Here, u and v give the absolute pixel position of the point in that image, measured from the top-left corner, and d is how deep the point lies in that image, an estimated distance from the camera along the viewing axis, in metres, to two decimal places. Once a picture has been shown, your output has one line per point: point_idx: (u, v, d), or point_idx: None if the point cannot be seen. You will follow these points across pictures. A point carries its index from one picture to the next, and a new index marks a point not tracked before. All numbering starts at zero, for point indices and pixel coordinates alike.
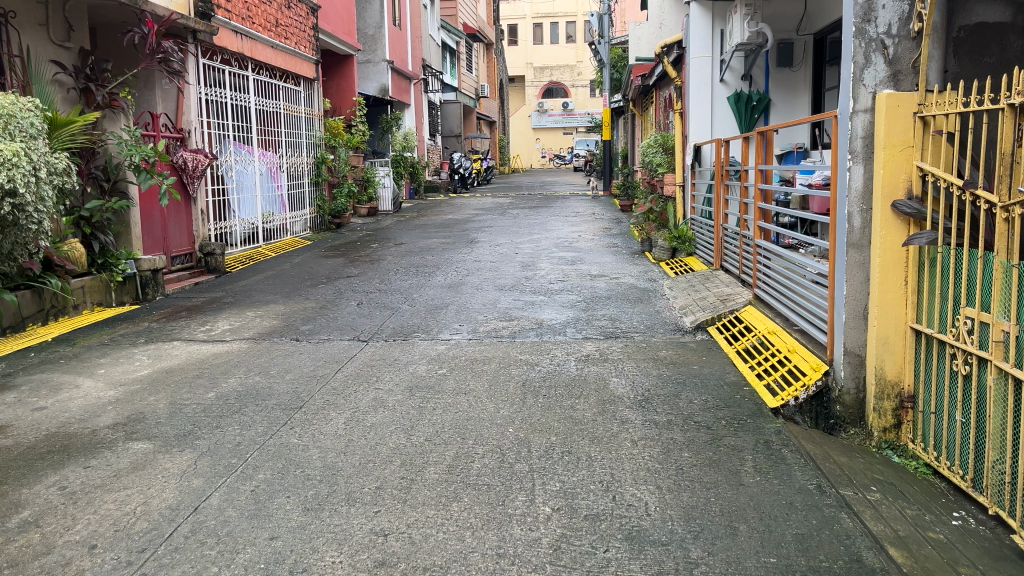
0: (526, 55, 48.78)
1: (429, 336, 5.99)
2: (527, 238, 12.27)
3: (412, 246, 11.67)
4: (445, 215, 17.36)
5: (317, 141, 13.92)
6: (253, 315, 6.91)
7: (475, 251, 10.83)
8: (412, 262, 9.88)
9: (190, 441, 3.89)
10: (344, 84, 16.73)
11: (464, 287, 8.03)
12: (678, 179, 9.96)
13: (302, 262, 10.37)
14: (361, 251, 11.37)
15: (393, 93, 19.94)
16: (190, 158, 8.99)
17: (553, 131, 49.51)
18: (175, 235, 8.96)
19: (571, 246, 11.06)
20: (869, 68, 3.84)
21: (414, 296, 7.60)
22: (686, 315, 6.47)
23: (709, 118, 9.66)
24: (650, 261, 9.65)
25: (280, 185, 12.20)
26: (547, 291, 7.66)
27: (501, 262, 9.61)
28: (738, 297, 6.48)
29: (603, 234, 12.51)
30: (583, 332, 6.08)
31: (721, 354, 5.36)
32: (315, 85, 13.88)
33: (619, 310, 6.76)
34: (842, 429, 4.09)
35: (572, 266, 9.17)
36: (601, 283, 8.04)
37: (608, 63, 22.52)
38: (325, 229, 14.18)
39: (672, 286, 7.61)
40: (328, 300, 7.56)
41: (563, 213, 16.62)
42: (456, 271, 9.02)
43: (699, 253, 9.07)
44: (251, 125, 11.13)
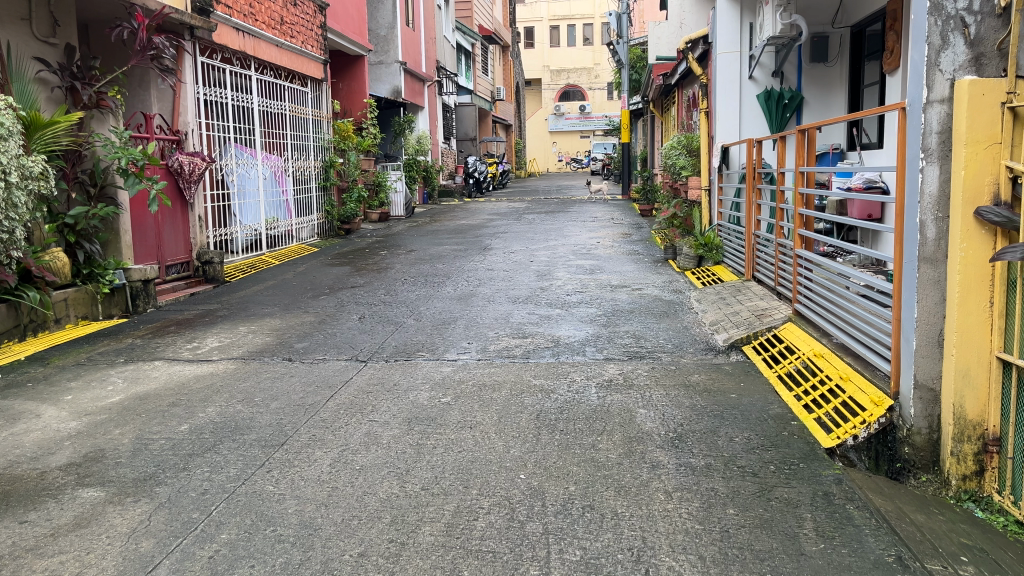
0: (543, 58, 48.25)
1: (434, 356, 5.42)
2: (543, 245, 11.69)
3: (422, 253, 11.12)
4: (458, 220, 16.83)
5: (325, 144, 13.45)
6: (246, 330, 6.38)
7: (488, 259, 10.26)
8: (422, 271, 9.32)
9: (149, 488, 3.35)
10: (354, 86, 16.24)
11: (475, 299, 7.46)
12: (704, 183, 9.35)
13: (306, 270, 9.85)
14: (369, 258, 10.84)
15: (406, 95, 19.45)
16: (186, 162, 8.46)
17: (570, 134, 48.95)
18: (170, 242, 8.47)
19: (589, 253, 10.47)
20: (947, 49, 3.23)
21: (420, 309, 7.03)
22: (718, 332, 5.87)
23: (736, 117, 9.06)
24: (674, 269, 9.06)
25: (286, 189, 11.71)
26: (565, 304, 7.07)
27: (515, 271, 9.03)
28: (775, 313, 5.87)
29: (623, 240, 11.92)
30: (604, 352, 5.49)
31: (760, 380, 4.75)
32: (323, 87, 13.41)
33: (644, 326, 6.16)
34: (910, 476, 3.46)
35: (591, 276, 8.57)
36: (622, 295, 7.44)
37: (627, 65, 21.95)
38: (333, 236, 13.68)
39: (699, 299, 7.02)
40: (328, 313, 7.02)
41: (581, 219, 16.05)
42: (467, 281, 8.45)
43: (727, 262, 8.46)
44: (254, 128, 10.63)
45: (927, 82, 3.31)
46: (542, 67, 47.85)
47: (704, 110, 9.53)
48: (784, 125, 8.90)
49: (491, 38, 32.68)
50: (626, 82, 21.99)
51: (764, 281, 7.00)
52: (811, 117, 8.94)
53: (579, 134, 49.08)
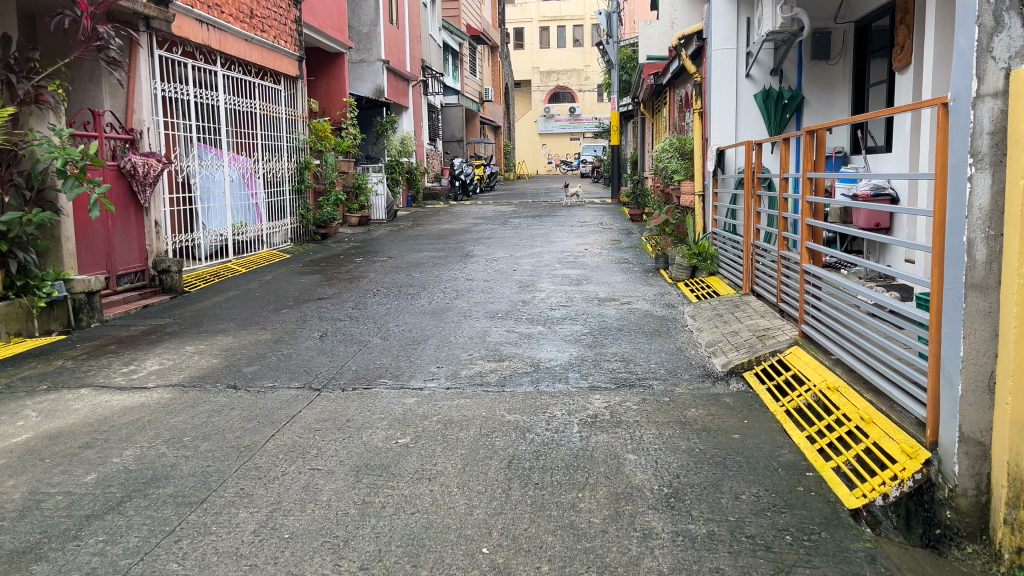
0: (532, 59, 47.69)
1: (397, 384, 4.81)
2: (528, 252, 11.09)
3: (399, 261, 10.50)
4: (442, 224, 16.21)
5: (301, 145, 12.83)
6: (192, 351, 5.74)
7: (468, 268, 9.65)
8: (397, 281, 8.70)
9: (25, 566, 2.73)
10: (334, 84, 15.63)
11: (451, 314, 6.84)
12: (698, 188, 8.75)
13: (273, 279, 9.21)
14: (342, 266, 10.21)
15: (389, 94, 18.82)
16: (140, 163, 7.85)
17: (560, 136, 48.44)
18: (121, 249, 7.83)
19: (576, 261, 9.87)
20: (1001, 32, 2.63)
21: (389, 326, 6.41)
22: (716, 355, 5.28)
23: (733, 118, 8.47)
24: (665, 280, 8.46)
25: (256, 193, 11.06)
26: (548, 321, 6.47)
27: (496, 282, 8.42)
28: (779, 334, 5.27)
29: (613, 247, 11.33)
30: (589, 379, 4.89)
31: (766, 416, 4.15)
32: (298, 84, 12.79)
33: (634, 348, 5.56)
34: (952, 547, 2.84)
35: (578, 287, 7.97)
36: (610, 310, 6.84)
37: (617, 65, 21.39)
38: (309, 241, 13.05)
39: (693, 316, 6.44)
40: (287, 330, 6.39)
41: (569, 223, 15.46)
42: (443, 293, 7.83)
43: (723, 274, 7.88)
44: (220, 127, 9.99)
45: (977, 71, 2.72)
46: (532, 68, 47.30)
47: (698, 110, 8.93)
48: (783, 127, 8.36)
49: (480, 38, 32.10)
50: (616, 83, 21.43)
51: (765, 296, 6.42)
52: (813, 119, 8.38)
53: (569, 136, 48.59)
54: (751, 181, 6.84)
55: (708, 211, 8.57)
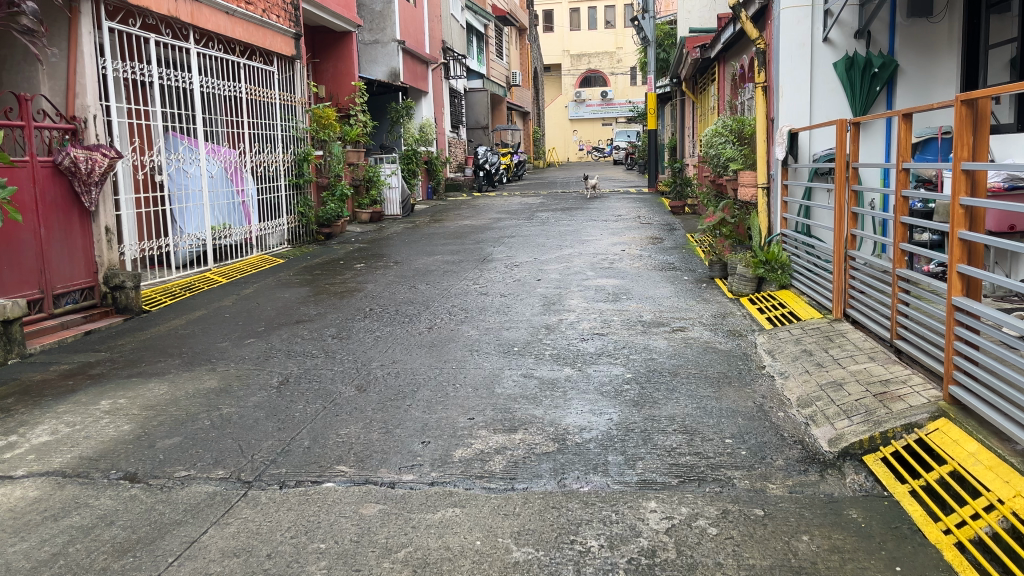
0: (562, 42, 45.87)
1: (360, 477, 3.34)
2: (555, 255, 9.57)
3: (405, 268, 9.03)
4: (461, 220, 14.74)
5: (301, 135, 11.47)
6: (107, 408, 4.34)
7: (484, 277, 8.15)
8: (397, 297, 7.24)
9: None
10: (342, 67, 14.18)
11: (455, 347, 5.36)
12: (761, 179, 7.23)
13: (252, 293, 7.81)
14: (338, 274, 8.78)
15: (406, 77, 17.34)
16: (82, 158, 6.44)
17: (592, 122, 46.68)
18: (59, 263, 6.47)
19: (611, 268, 8.31)
20: None
21: (371, 367, 4.94)
22: (818, 425, 3.71)
23: (807, 93, 6.86)
24: (724, 294, 6.87)
25: (243, 190, 9.69)
26: (578, 360, 4.96)
27: (516, 298, 6.92)
28: (907, 393, 3.70)
29: (653, 247, 9.75)
30: (639, 467, 3.37)
31: (929, 557, 2.59)
32: (297, 66, 11.36)
33: (697, 408, 4.01)
34: None
35: (616, 306, 6.43)
36: (659, 342, 5.29)
37: (654, 42, 19.60)
38: (309, 241, 11.67)
39: (772, 355, 4.87)
40: (240, 374, 4.95)
41: (602, 217, 13.89)
42: (448, 314, 6.36)
43: (802, 288, 6.31)
44: (194, 113, 8.61)
45: None
46: (561, 51, 45.48)
47: (761, 84, 7.31)
48: (870, 103, 6.75)
49: (506, 18, 30.49)
50: (653, 61, 19.66)
51: (867, 325, 4.83)
52: (907, 91, 6.78)
53: (600, 122, 46.79)
54: (843, 170, 5.20)
55: (775, 209, 7.05)
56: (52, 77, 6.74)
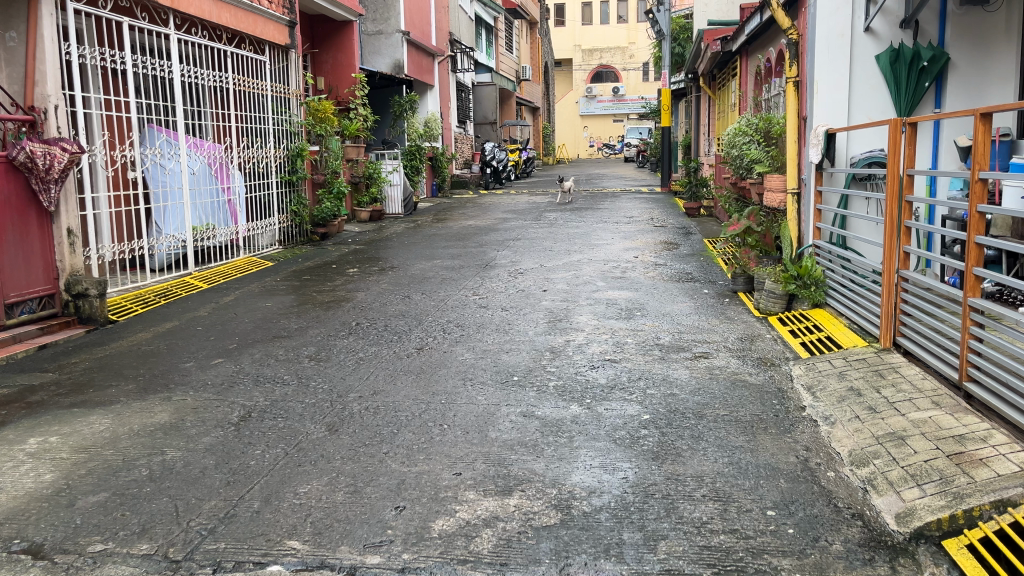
0: (574, 36, 45.10)
1: (314, 560, 2.69)
2: (563, 262, 8.90)
3: (401, 274, 8.37)
4: (466, 220, 14.10)
5: (295, 129, 10.81)
6: (33, 450, 3.70)
7: (484, 287, 7.51)
8: (388, 309, 6.59)
9: None
10: (342, 58, 13.51)
11: (447, 374, 4.70)
12: (791, 184, 6.55)
13: (232, 302, 7.17)
14: (328, 280, 8.14)
15: (411, 69, 16.68)
16: (39, 152, 5.81)
17: (603, 118, 45.97)
18: (13, 269, 5.84)
19: (623, 278, 7.64)
20: None
21: (347, 400, 4.29)
22: (879, 493, 3.03)
23: (845, 90, 6.15)
24: (750, 311, 6.16)
25: (231, 188, 9.08)
26: (586, 395, 4.30)
27: (518, 313, 6.26)
28: (990, 458, 3.06)
29: (668, 254, 9.09)
30: (661, 551, 2.70)
31: None
32: (291, 55, 10.72)
33: (730, 465, 3.34)
34: None
35: (630, 326, 5.76)
36: (680, 372, 4.62)
37: (669, 36, 18.88)
38: (302, 242, 11.02)
39: (812, 392, 4.19)
40: (199, 405, 4.30)
41: (613, 219, 13.22)
42: (442, 332, 5.71)
43: (840, 309, 5.64)
44: (175, 104, 8.00)
45: None
46: (573, 46, 44.84)
47: (793, 78, 6.58)
48: (916, 102, 6.04)
49: (516, 12, 29.78)
50: (667, 56, 18.92)
51: (923, 359, 4.16)
52: (957, 88, 6.07)
53: (612, 118, 46.06)
54: (894, 179, 4.48)
55: (807, 218, 6.38)
56: (10, 63, 6.11)
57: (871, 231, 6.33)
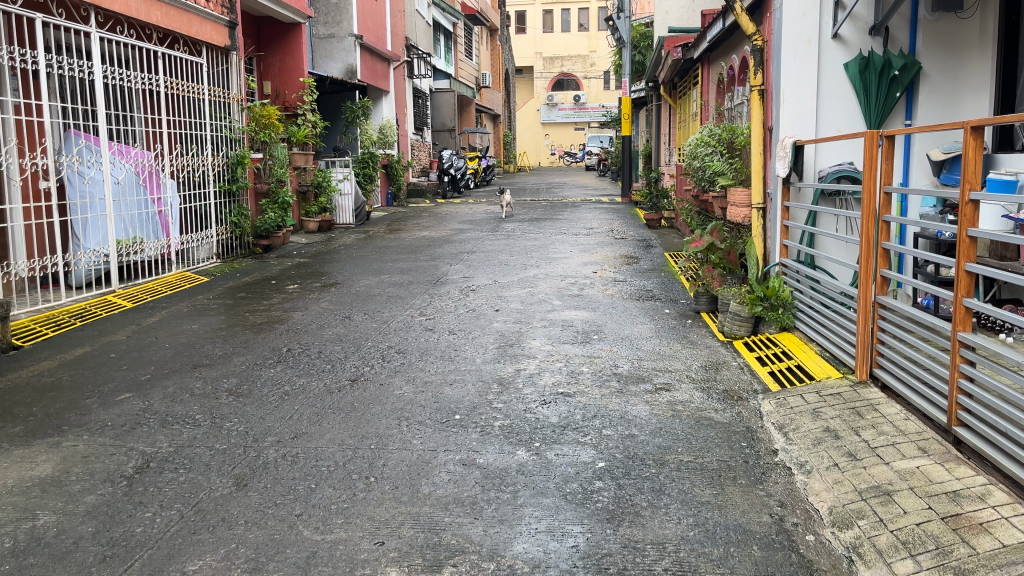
0: (535, 44, 44.86)
1: None
2: (518, 277, 8.45)
3: (345, 291, 7.84)
4: (420, 231, 13.58)
5: (236, 135, 10.20)
6: None
7: (432, 306, 7.02)
8: (325, 332, 6.06)
9: None
10: (290, 61, 12.92)
11: (381, 412, 4.20)
12: (756, 199, 6.20)
13: (155, 323, 6.57)
14: (265, 298, 7.57)
15: (365, 74, 16.14)
16: None
17: (564, 126, 45.80)
18: None
19: (580, 297, 7.21)
20: None
21: (263, 447, 3.77)
22: (867, 565, 2.61)
23: (813, 100, 5.79)
24: (714, 335, 5.74)
25: (162, 199, 8.45)
26: (535, 436, 3.83)
27: (467, 337, 5.78)
28: (992, 523, 2.67)
29: (628, 269, 8.69)
30: None
31: None
32: (233, 58, 10.15)
33: (696, 529, 2.89)
34: None
35: (586, 352, 5.32)
36: (639, 409, 4.18)
37: (629, 44, 18.61)
38: (244, 254, 10.41)
39: (784, 433, 3.78)
40: (90, 453, 3.74)
41: (572, 231, 12.83)
42: (381, 359, 5.21)
43: (811, 336, 5.27)
44: (98, 108, 7.40)
45: None
46: (534, 53, 44.63)
47: (757, 86, 6.21)
48: (887, 114, 5.71)
49: (476, 18, 29.37)
50: (628, 64, 18.63)
51: (905, 396, 3.78)
52: (929, 99, 5.76)
53: (573, 126, 45.90)
54: (871, 197, 4.10)
55: (773, 235, 6.03)
56: None
57: (841, 249, 5.98)
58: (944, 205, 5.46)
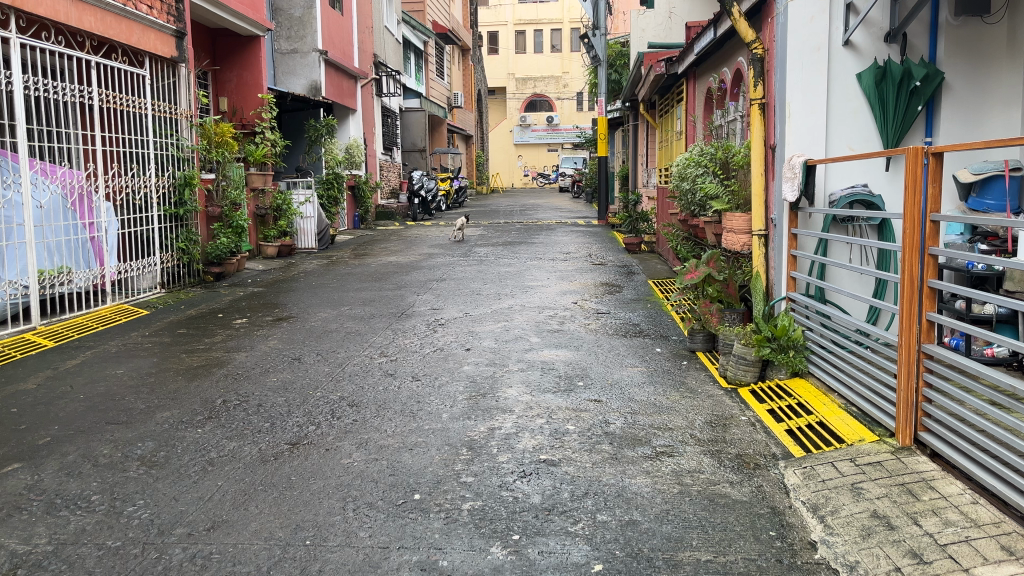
0: (507, 65, 44.45)
1: None
2: (491, 309, 7.71)
3: (298, 326, 7.04)
4: (387, 256, 12.80)
5: (185, 154, 9.39)
6: None
7: (394, 343, 6.25)
8: (268, 380, 5.26)
9: None
10: (247, 76, 12.14)
11: (323, 491, 3.41)
12: (757, 225, 5.54)
13: (75, 367, 5.72)
14: (207, 336, 6.75)
15: (330, 91, 15.42)
16: None
17: (537, 147, 45.39)
18: None
19: (560, 333, 6.47)
20: None
21: (168, 544, 2.96)
22: None
23: (822, 114, 5.13)
24: (718, 382, 5.00)
25: (94, 224, 7.69)
26: (512, 525, 3.06)
27: (433, 385, 5.01)
28: None
29: (610, 300, 8.00)
30: None
31: None
32: (181, 70, 9.38)
33: None
34: None
35: (571, 403, 4.58)
36: (639, 483, 3.43)
37: (605, 62, 18.10)
38: (192, 283, 9.55)
39: (820, 516, 3.05)
40: None
41: (548, 255, 12.14)
42: (330, 416, 4.41)
43: (827, 383, 4.57)
44: (17, 121, 6.60)
45: None
46: (507, 74, 44.25)
47: (758, 99, 5.54)
48: (907, 127, 5.17)
49: (448, 37, 28.85)
50: (603, 82, 18.10)
51: (968, 471, 3.09)
52: (953, 110, 5.24)
53: (546, 147, 45.48)
54: (914, 226, 3.42)
55: (778, 265, 5.37)
56: None
57: (854, 282, 5.32)
58: (974, 233, 4.84)
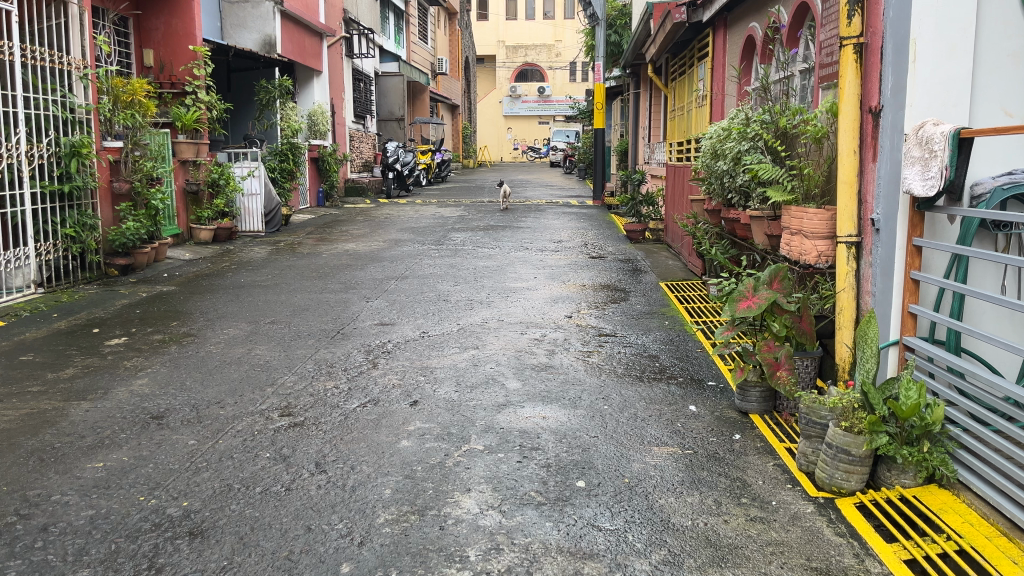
0: (497, 32, 42.02)
1: None
2: (457, 326, 5.80)
3: (190, 353, 5.12)
4: (347, 241, 10.84)
5: (76, 116, 7.37)
6: None
7: (310, 389, 4.33)
8: (91, 464, 3.35)
9: None
10: (178, 24, 10.07)
11: None
12: (846, 228, 3.70)
13: None
14: (55, 368, 4.81)
15: (287, 48, 13.36)
16: None
17: (528, 119, 43.32)
18: None
19: (550, 373, 4.57)
20: None
21: None
22: None
23: (967, 59, 3.29)
24: (801, 486, 3.12)
25: None
26: None
27: (342, 485, 3.11)
28: None
29: (616, 312, 6.11)
30: None
31: None
32: (73, 8, 7.34)
33: None
34: None
35: (566, 538, 2.69)
36: None
37: (604, 22, 16.00)
38: (86, 279, 7.58)
39: None
40: None
41: (535, 244, 10.23)
42: (142, 570, 2.52)
43: (1015, 520, 2.63)
44: None
45: None
46: (497, 41, 41.94)
47: (855, 38, 3.59)
48: None
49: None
50: (602, 44, 15.97)
51: None
52: None
53: (537, 119, 43.30)
54: None
55: (880, 290, 3.54)
56: None
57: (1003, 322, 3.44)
58: None
